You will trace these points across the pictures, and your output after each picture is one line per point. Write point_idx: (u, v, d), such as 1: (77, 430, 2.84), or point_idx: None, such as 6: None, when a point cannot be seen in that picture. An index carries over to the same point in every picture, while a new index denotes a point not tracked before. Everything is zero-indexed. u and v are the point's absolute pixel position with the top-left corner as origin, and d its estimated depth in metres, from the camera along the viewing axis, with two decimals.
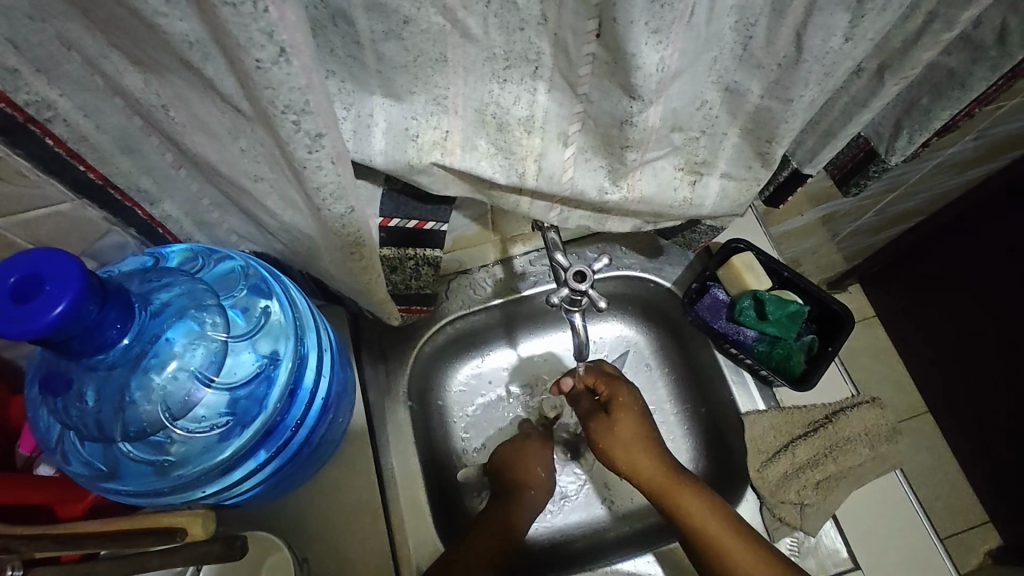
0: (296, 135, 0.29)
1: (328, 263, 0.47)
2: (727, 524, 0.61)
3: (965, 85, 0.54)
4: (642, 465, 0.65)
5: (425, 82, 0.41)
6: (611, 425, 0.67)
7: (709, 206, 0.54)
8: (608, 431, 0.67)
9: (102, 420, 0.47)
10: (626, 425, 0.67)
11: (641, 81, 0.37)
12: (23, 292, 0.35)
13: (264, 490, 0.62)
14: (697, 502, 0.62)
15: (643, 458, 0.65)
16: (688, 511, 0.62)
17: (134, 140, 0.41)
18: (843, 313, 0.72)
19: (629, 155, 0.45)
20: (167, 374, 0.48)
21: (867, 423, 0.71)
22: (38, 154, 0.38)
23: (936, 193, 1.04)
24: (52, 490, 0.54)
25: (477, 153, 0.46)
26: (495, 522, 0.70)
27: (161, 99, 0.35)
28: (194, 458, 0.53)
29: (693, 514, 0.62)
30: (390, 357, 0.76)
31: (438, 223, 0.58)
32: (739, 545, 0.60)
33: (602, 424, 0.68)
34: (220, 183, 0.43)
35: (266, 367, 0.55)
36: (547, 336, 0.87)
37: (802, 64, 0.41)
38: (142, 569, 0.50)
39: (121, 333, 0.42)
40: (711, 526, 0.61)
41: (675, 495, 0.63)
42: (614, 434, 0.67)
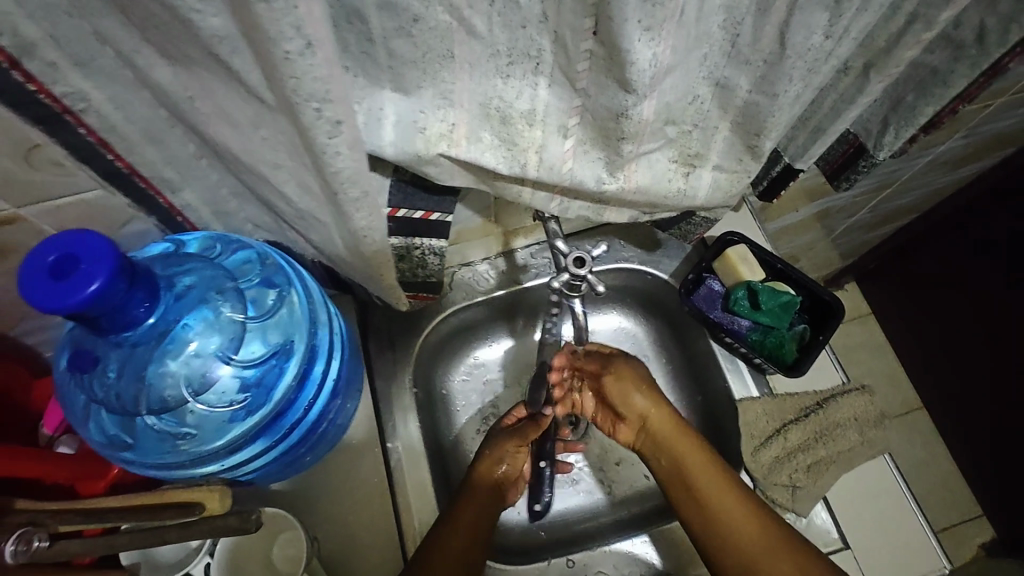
0: (317, 122, 0.32)
1: (340, 248, 0.50)
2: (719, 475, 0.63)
3: (947, 82, 0.57)
4: (650, 414, 0.69)
5: (432, 77, 0.43)
6: (622, 374, 0.71)
7: (703, 197, 0.56)
8: (620, 382, 0.71)
9: (124, 394, 0.50)
10: (638, 375, 0.71)
11: (636, 76, 0.40)
12: (61, 269, 0.38)
13: (275, 468, 0.65)
14: (696, 452, 0.65)
15: (654, 407, 0.69)
16: (685, 459, 0.65)
17: (159, 130, 0.44)
18: (833, 303, 0.74)
19: (625, 146, 0.47)
20: (185, 354, 0.52)
21: (856, 409, 0.75)
22: (72, 142, 0.41)
23: (929, 190, 1.06)
24: (71, 467, 0.56)
25: (481, 145, 0.48)
26: (484, 490, 0.69)
27: (188, 91, 0.38)
28: (209, 433, 0.56)
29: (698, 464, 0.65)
30: (396, 346, 0.79)
31: (443, 214, 0.61)
32: (729, 495, 0.62)
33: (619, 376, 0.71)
34: (240, 172, 0.46)
35: (278, 351, 0.57)
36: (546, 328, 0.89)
37: (786, 59, 0.43)
38: (160, 542, 0.53)
39: (147, 311, 0.44)
40: (705, 476, 0.64)
41: (676, 444, 0.67)
42: (628, 381, 0.71)
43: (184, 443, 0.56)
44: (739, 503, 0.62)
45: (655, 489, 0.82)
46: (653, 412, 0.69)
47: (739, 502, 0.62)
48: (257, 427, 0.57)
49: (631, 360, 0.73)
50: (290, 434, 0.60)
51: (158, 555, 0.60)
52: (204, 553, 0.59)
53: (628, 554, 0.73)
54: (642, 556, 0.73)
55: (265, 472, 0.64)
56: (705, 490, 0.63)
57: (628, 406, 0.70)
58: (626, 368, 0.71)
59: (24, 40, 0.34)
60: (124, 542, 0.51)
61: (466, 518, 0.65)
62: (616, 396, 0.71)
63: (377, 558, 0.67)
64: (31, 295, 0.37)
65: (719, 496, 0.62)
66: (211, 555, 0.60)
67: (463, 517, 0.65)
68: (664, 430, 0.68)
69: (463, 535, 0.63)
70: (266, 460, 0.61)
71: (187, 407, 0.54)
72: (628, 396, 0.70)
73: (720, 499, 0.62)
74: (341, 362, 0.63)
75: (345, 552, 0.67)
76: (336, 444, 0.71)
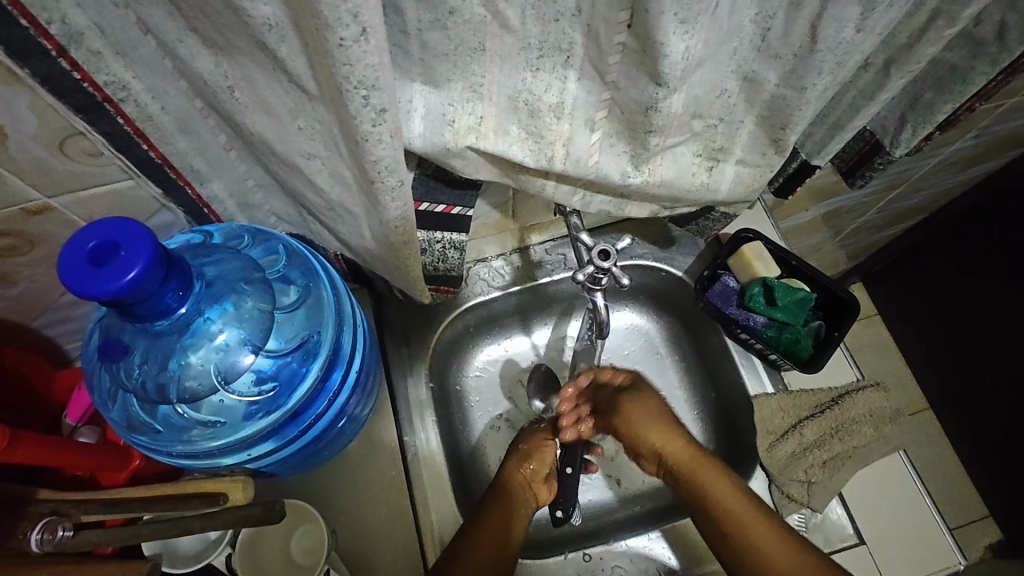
0: (363, 109, 0.32)
1: (368, 239, 0.50)
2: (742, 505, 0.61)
3: (966, 80, 0.57)
4: (665, 447, 0.67)
5: (463, 70, 0.43)
6: (631, 413, 0.69)
7: (724, 191, 0.57)
8: (632, 421, 0.69)
9: (147, 382, 0.50)
10: (649, 409, 0.69)
11: (668, 68, 0.40)
12: (100, 256, 0.38)
13: (297, 460, 0.66)
14: (716, 480, 0.63)
15: (666, 440, 0.67)
16: (706, 487, 0.63)
17: (193, 121, 0.44)
18: (849, 300, 0.75)
19: (651, 139, 0.48)
20: (207, 347, 0.51)
21: (871, 405, 0.74)
22: (109, 131, 0.42)
23: (939, 190, 1.07)
24: (96, 456, 0.56)
25: (509, 138, 0.49)
26: (513, 489, 0.69)
27: (228, 80, 0.38)
28: (238, 422, 0.56)
29: (722, 495, 0.62)
30: (412, 341, 0.79)
31: (464, 208, 0.62)
32: (757, 523, 0.60)
33: (628, 401, 0.69)
34: (270, 163, 0.46)
35: (304, 341, 0.58)
36: (558, 326, 0.89)
37: (815, 54, 0.44)
38: (185, 532, 0.53)
39: (180, 300, 0.44)
40: (729, 508, 0.62)
41: (697, 475, 0.64)
42: (641, 411, 0.68)
43: (199, 434, 0.56)
44: (762, 526, 0.60)
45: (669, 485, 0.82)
46: (667, 445, 0.67)
47: (766, 527, 0.60)
48: (285, 417, 0.57)
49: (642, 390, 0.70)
50: (315, 424, 0.61)
51: (176, 546, 0.60)
52: (225, 544, 0.60)
53: (642, 549, 0.73)
54: (656, 552, 0.73)
55: (288, 463, 0.65)
56: (734, 521, 0.61)
57: (641, 442, 0.68)
58: (636, 402, 0.69)
59: (71, 29, 0.34)
60: (149, 532, 0.51)
61: (492, 530, 0.64)
62: (628, 436, 0.69)
63: (398, 548, 0.69)
64: (71, 281, 0.37)
65: (745, 523, 0.60)
66: (231, 546, 0.60)
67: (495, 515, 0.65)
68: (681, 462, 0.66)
69: (494, 530, 0.64)
70: (291, 451, 0.61)
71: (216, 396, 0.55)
72: (637, 432, 0.68)
73: (746, 523, 0.60)
74: (364, 353, 0.64)
75: (364, 541, 0.69)
76: (354, 437, 0.71)
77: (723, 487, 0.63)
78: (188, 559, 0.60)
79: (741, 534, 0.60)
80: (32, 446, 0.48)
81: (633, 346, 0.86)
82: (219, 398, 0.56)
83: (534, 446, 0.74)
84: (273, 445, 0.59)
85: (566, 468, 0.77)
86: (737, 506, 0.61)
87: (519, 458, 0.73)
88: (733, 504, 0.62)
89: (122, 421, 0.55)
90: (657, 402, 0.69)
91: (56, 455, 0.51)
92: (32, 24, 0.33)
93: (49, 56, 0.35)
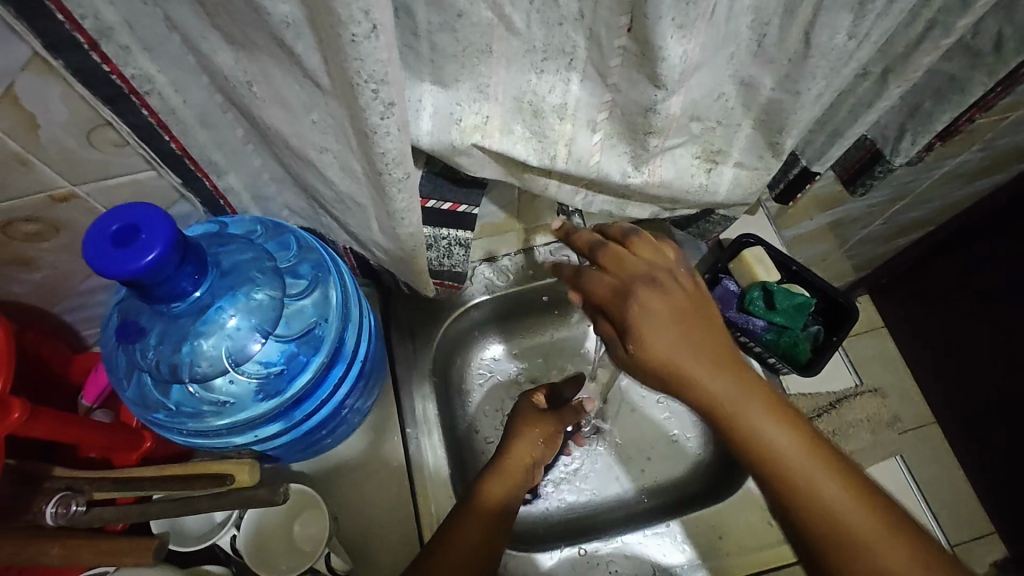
0: (372, 103, 0.34)
1: (376, 233, 0.52)
2: (852, 489, 0.47)
3: (964, 90, 0.59)
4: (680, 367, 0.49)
5: (470, 71, 0.45)
6: (652, 346, 0.49)
7: (722, 194, 0.59)
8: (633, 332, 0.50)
9: (161, 362, 0.52)
10: (666, 319, 0.49)
11: (666, 71, 0.42)
12: (122, 238, 0.40)
13: (299, 447, 0.68)
14: (765, 419, 0.48)
15: (691, 367, 0.49)
16: (777, 460, 0.47)
17: (212, 115, 0.47)
18: (847, 305, 0.75)
19: (651, 141, 0.50)
20: (219, 333, 0.53)
21: (868, 410, 0.76)
22: (135, 122, 0.44)
23: (946, 204, 1.09)
24: (112, 436, 0.59)
25: (513, 137, 0.50)
26: (529, 428, 0.74)
27: (247, 75, 0.40)
28: (248, 404, 0.58)
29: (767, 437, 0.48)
30: (418, 335, 0.80)
31: (470, 206, 0.64)
32: (838, 490, 0.46)
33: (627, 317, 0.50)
34: (285, 157, 0.48)
35: (313, 328, 0.60)
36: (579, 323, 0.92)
37: (809, 59, 0.45)
38: (192, 511, 0.55)
39: (196, 284, 0.46)
40: (808, 469, 0.47)
41: (737, 412, 0.48)
42: (646, 334, 0.49)
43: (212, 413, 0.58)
44: (885, 525, 0.46)
45: (671, 485, 0.84)
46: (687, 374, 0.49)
47: (894, 533, 0.45)
48: (290, 402, 0.59)
49: (665, 284, 0.51)
50: (319, 410, 0.62)
51: (183, 528, 0.63)
52: (229, 525, 0.61)
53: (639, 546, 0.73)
54: (651, 551, 0.73)
55: (294, 447, 0.67)
56: (785, 466, 0.47)
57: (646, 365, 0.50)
58: (654, 302, 0.50)
59: (102, 24, 0.37)
60: (155, 512, 0.53)
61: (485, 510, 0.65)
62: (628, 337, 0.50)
63: (399, 540, 0.70)
64: (94, 259, 0.40)
65: (849, 516, 0.46)
66: (236, 527, 0.62)
67: (474, 523, 0.63)
68: (730, 407, 0.48)
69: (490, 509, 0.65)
70: (296, 434, 0.63)
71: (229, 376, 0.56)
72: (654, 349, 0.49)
73: (822, 486, 0.47)
74: (368, 340, 0.66)
75: (367, 527, 0.71)
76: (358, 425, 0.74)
77: (812, 458, 0.47)
78: (193, 540, 0.61)
79: (842, 533, 0.46)
80: (52, 421, 0.50)
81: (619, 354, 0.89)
82: (229, 379, 0.58)
83: (524, 430, 0.74)
84: (278, 428, 0.60)
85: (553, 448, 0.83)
86: (840, 500, 0.46)
87: (523, 446, 0.72)
88: (837, 490, 0.46)
89: (137, 399, 0.57)
90: (670, 306, 0.50)
91: (76, 434, 0.53)
92: (67, 19, 0.36)
93: (82, 49, 0.37)
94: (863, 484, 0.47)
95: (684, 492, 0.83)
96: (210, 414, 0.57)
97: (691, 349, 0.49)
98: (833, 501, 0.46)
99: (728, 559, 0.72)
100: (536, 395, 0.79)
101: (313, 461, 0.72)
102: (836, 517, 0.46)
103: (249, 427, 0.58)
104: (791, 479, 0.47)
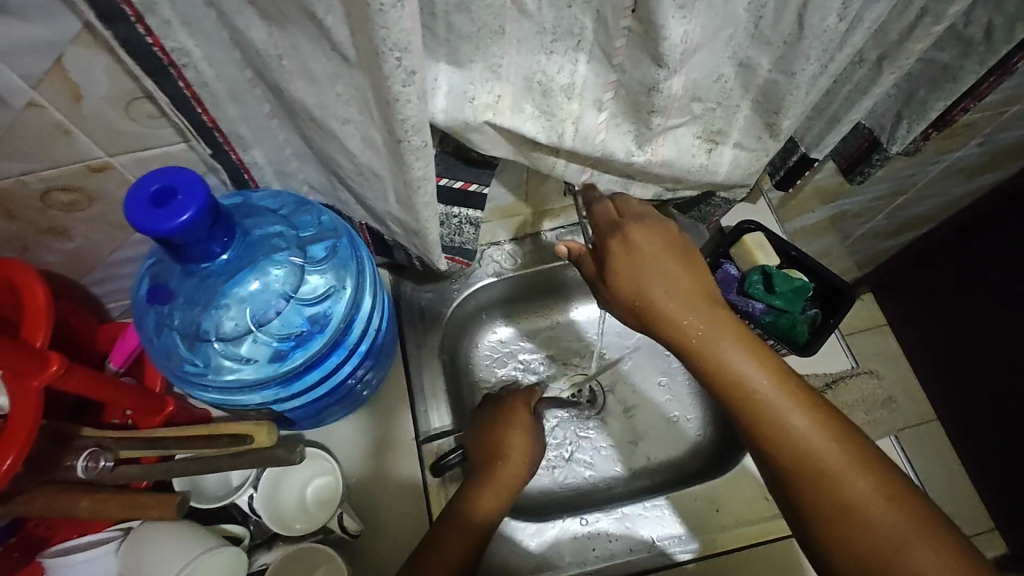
0: (395, 70, 0.37)
1: (392, 204, 0.55)
2: (814, 415, 0.54)
3: (956, 78, 0.62)
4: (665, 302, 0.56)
5: (484, 52, 0.48)
6: (642, 283, 0.57)
7: (722, 174, 0.61)
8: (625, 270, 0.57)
9: (194, 319, 0.58)
10: (656, 260, 0.57)
11: (668, 50, 0.45)
12: (160, 199, 0.44)
13: (312, 412, 0.71)
14: (739, 353, 0.55)
15: (676, 303, 0.56)
16: (750, 388, 0.54)
17: (241, 90, 0.49)
18: (845, 289, 0.77)
19: (653, 119, 0.52)
20: (245, 293, 0.58)
21: (863, 391, 0.78)
22: (172, 94, 0.47)
23: (943, 200, 1.13)
24: (138, 398, 0.62)
25: (523, 115, 0.53)
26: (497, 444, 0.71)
27: (278, 50, 0.43)
28: (270, 363, 0.61)
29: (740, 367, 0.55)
30: (427, 314, 0.84)
31: (481, 185, 0.66)
32: (800, 415, 0.53)
33: (620, 257, 0.58)
34: (308, 130, 0.51)
35: (331, 291, 0.63)
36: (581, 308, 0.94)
37: (803, 41, 0.48)
38: (214, 469, 0.59)
39: (224, 246, 0.50)
40: (777, 399, 0.54)
41: (715, 344, 0.55)
42: (633, 270, 0.57)
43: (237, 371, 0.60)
44: (842, 447, 0.53)
45: (669, 463, 0.86)
46: (673, 309, 0.56)
47: (846, 451, 0.53)
48: (310, 360, 0.62)
49: (656, 232, 0.59)
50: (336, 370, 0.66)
51: (203, 485, 0.66)
52: (248, 485, 0.65)
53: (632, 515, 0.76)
54: (643, 520, 0.75)
55: (309, 411, 0.70)
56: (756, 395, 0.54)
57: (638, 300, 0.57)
58: (643, 238, 0.58)
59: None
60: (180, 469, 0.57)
61: (458, 533, 0.62)
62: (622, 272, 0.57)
63: (406, 506, 0.73)
64: (135, 217, 0.43)
65: (809, 437, 0.53)
66: (253, 488, 0.65)
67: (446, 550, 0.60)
68: (708, 340, 0.56)
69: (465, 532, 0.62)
70: (314, 394, 0.66)
71: (254, 335, 0.60)
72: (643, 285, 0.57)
73: (787, 412, 0.54)
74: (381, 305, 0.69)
75: (374, 496, 0.74)
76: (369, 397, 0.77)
77: (781, 387, 0.54)
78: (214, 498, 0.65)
79: (807, 456, 0.53)
80: (86, 377, 0.54)
81: (601, 334, 0.94)
82: (253, 338, 0.60)
83: (513, 443, 0.71)
84: (296, 388, 0.64)
85: (555, 424, 0.87)
86: (805, 425, 0.53)
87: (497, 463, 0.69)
88: (801, 417, 0.53)
89: (164, 356, 0.59)
90: (659, 250, 0.58)
91: (108, 392, 0.57)
92: None
93: (128, 21, 0.40)
94: (825, 413, 0.54)
95: (682, 469, 0.86)
96: (234, 373, 0.60)
97: (677, 288, 0.57)
98: (800, 426, 0.53)
99: (722, 531, 0.75)
100: (503, 408, 0.76)
101: (326, 431, 0.75)
102: (797, 438, 0.53)
103: (250, 387, 0.61)
104: (764, 407, 0.54)
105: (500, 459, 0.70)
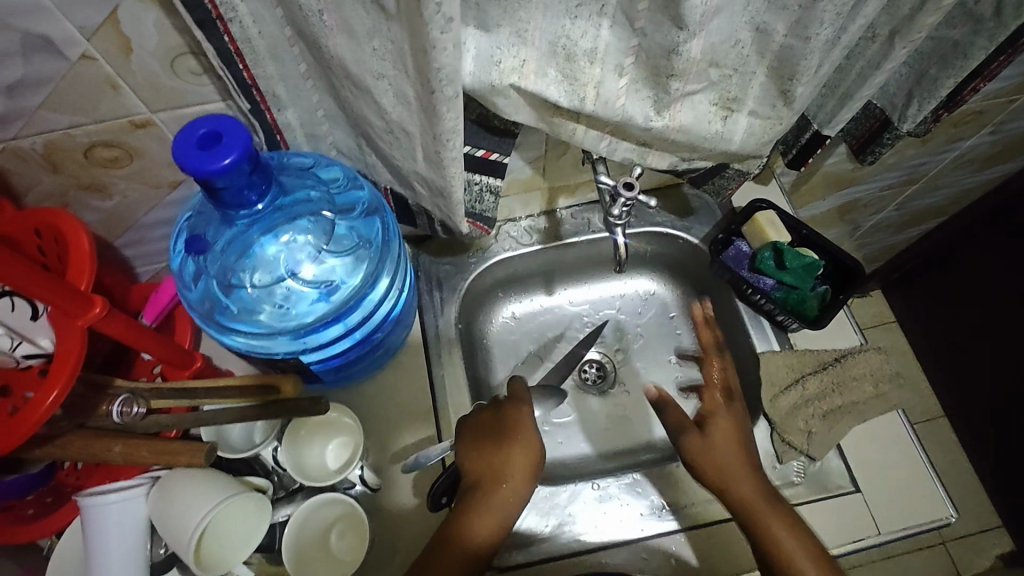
0: (434, 16, 0.40)
1: (419, 163, 0.58)
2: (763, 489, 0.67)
3: (967, 54, 0.64)
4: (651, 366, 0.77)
5: (511, 16, 0.50)
6: None
7: (737, 141, 0.64)
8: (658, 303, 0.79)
9: (228, 266, 0.62)
10: None
11: (688, 11, 0.47)
12: (207, 142, 0.46)
13: (333, 370, 0.74)
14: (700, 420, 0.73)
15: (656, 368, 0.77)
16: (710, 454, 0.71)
17: (280, 48, 0.51)
18: (854, 266, 0.79)
19: (672, 83, 0.55)
20: (277, 244, 0.62)
21: (872, 366, 0.78)
22: (218, 48, 0.49)
23: (954, 193, 1.14)
24: (169, 351, 0.64)
25: (547, 79, 0.55)
26: (499, 463, 0.68)
27: (320, 4, 0.45)
28: (297, 312, 0.64)
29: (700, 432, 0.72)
30: (445, 285, 0.86)
31: (502, 155, 0.69)
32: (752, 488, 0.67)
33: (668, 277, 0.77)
34: (342, 88, 0.54)
35: (358, 250, 0.66)
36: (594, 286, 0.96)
37: (818, 4, 0.50)
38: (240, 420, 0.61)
39: (262, 195, 0.52)
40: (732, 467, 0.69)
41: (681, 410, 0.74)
42: None
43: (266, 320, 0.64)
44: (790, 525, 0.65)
45: None
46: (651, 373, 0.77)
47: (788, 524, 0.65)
48: (333, 312, 0.65)
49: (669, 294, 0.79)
50: (357, 325, 0.69)
51: (229, 436, 0.67)
52: (273, 438, 0.68)
53: (634, 482, 0.78)
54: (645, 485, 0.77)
55: (331, 368, 0.73)
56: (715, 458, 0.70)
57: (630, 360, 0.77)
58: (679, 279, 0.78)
59: None
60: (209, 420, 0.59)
61: (446, 557, 0.61)
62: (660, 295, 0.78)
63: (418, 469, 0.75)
64: (182, 159, 0.45)
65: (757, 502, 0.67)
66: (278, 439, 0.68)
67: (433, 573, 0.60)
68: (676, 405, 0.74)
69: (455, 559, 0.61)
70: (336, 347, 0.69)
71: (282, 283, 0.64)
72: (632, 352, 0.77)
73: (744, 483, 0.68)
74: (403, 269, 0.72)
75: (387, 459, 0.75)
76: (388, 362, 0.79)
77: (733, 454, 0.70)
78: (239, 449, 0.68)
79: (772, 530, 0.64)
80: (123, 324, 0.56)
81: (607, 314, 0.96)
82: (283, 288, 0.64)
83: (511, 461, 0.68)
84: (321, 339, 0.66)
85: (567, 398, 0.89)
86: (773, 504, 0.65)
87: (496, 481, 0.67)
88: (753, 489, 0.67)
89: (198, 302, 0.62)
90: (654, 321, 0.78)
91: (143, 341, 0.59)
92: None
93: None
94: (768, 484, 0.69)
95: None
96: (262, 321, 0.64)
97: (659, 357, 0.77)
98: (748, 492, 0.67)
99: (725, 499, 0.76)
100: (509, 416, 0.72)
101: (346, 394, 0.78)
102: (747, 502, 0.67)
103: (275, 333, 0.64)
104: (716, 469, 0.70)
105: (497, 476, 0.67)
